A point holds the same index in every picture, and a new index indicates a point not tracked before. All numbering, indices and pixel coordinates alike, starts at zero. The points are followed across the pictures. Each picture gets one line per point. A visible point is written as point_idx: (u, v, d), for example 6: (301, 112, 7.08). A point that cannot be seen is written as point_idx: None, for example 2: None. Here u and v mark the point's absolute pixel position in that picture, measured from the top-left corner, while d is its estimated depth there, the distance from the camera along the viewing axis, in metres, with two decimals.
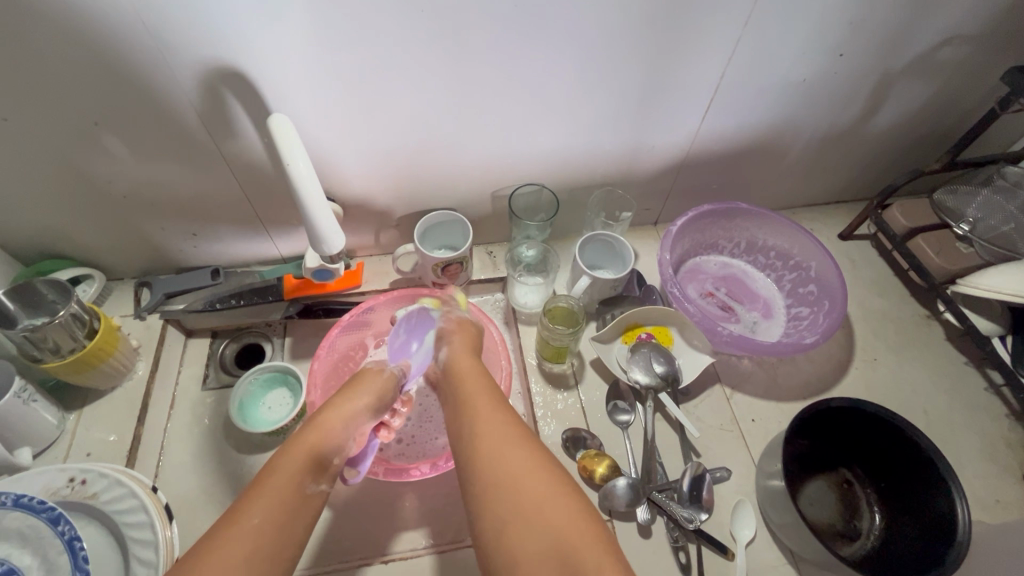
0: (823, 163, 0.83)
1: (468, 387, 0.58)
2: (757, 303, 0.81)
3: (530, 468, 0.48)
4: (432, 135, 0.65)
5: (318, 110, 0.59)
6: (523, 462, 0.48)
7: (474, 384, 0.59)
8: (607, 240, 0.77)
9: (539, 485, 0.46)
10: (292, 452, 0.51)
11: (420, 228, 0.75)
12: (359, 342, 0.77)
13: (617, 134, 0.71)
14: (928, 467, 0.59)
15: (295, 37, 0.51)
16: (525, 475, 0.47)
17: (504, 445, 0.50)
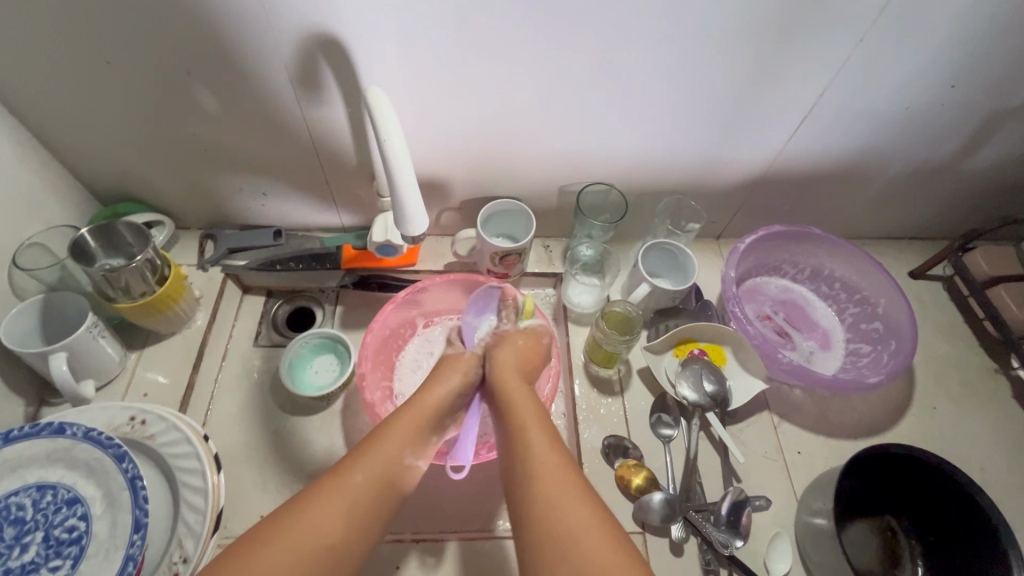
0: (912, 196, 0.78)
1: (519, 406, 0.56)
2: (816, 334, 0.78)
3: (582, 514, 0.45)
4: (508, 124, 0.64)
5: (401, 88, 0.58)
6: (577, 503, 0.46)
7: (523, 406, 0.57)
8: (670, 249, 0.74)
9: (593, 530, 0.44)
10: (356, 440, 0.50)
11: (484, 213, 0.74)
12: (407, 319, 0.77)
13: (699, 143, 0.68)
14: (988, 531, 0.55)
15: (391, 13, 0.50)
16: (581, 516, 0.45)
17: (558, 483, 0.48)
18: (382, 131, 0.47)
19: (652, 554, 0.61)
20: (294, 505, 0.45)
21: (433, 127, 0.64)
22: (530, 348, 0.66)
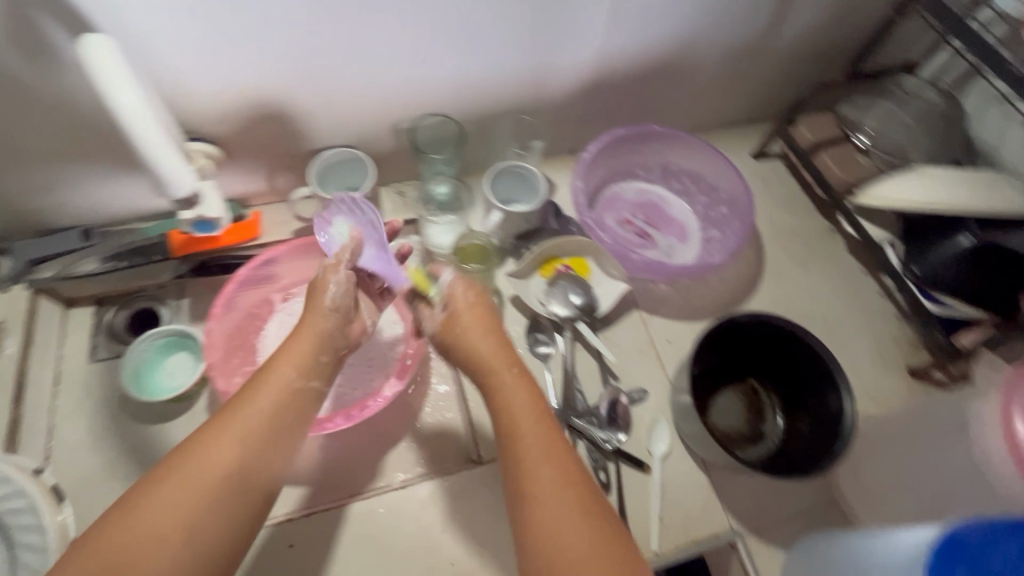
0: (737, 79, 0.81)
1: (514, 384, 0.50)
2: (673, 229, 0.81)
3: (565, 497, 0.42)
4: (305, 61, 0.59)
5: (164, 33, 0.52)
6: (546, 506, 0.41)
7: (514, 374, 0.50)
8: (520, 172, 0.73)
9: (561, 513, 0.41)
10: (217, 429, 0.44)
11: (314, 167, 0.68)
12: (264, 298, 0.72)
13: (518, 54, 0.66)
14: (822, 370, 0.61)
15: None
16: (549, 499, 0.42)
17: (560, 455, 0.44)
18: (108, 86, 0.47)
19: None
20: (120, 520, 0.39)
21: (221, 76, 0.57)
22: (479, 294, 0.58)
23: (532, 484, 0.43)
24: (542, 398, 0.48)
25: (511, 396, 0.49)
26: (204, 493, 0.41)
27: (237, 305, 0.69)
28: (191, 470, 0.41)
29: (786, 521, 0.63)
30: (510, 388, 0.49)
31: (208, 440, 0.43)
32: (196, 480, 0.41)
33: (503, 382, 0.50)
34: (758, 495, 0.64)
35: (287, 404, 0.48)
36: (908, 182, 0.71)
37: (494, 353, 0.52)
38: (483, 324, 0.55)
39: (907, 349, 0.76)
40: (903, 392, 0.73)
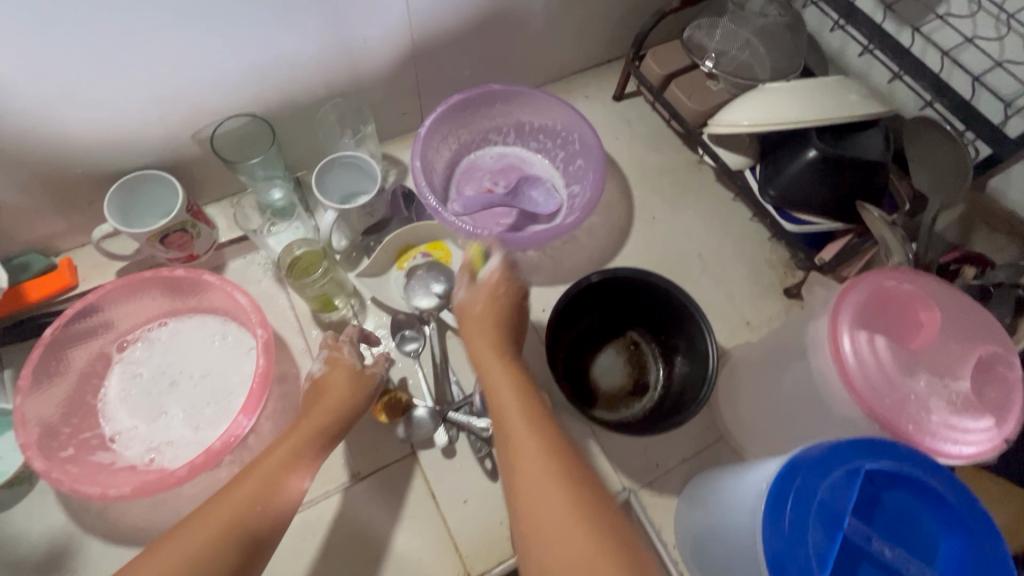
0: (575, 20, 0.76)
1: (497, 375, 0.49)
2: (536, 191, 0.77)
3: (539, 471, 0.40)
4: (47, 84, 0.50)
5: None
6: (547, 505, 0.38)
7: (489, 361, 0.50)
8: (353, 161, 0.66)
9: (542, 492, 0.39)
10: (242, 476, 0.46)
11: (109, 199, 0.60)
12: (96, 354, 0.64)
13: (311, 35, 0.58)
14: (685, 315, 0.60)
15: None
16: (529, 478, 0.40)
17: (521, 442, 0.43)
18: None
19: (428, 467, 0.61)
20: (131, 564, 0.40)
21: None
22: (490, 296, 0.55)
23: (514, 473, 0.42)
24: (508, 387, 0.47)
25: (491, 384, 0.48)
26: (196, 548, 0.40)
27: (61, 370, 0.61)
28: (188, 530, 0.41)
29: (677, 467, 0.63)
30: (492, 373, 0.49)
31: (214, 501, 0.44)
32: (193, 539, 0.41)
33: (488, 366, 0.50)
34: (648, 447, 0.64)
35: (285, 459, 0.49)
36: (752, 102, 0.68)
37: (488, 338, 0.52)
38: (483, 311, 0.54)
39: (781, 269, 0.77)
40: (780, 313, 0.74)
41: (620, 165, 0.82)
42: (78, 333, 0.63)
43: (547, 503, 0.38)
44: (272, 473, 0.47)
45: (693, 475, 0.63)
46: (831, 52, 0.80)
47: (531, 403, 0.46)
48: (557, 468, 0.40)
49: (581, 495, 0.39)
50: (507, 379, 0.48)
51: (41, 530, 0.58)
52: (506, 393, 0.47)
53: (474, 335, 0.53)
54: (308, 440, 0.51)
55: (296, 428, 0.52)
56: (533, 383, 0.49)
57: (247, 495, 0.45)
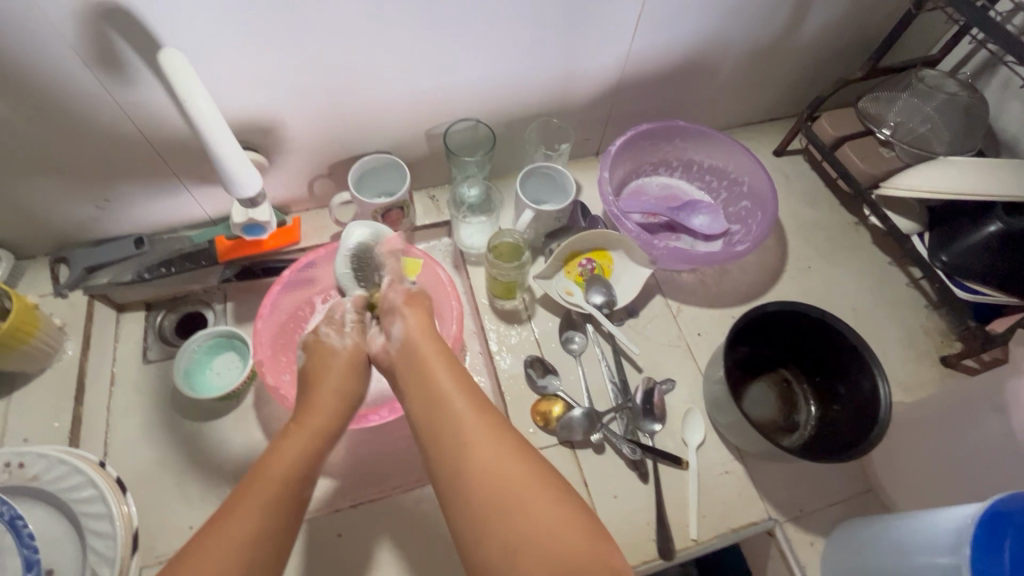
0: (759, 75, 0.82)
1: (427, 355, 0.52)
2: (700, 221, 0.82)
3: (517, 477, 0.43)
4: (347, 70, 0.61)
5: (222, 51, 0.54)
6: (527, 495, 0.42)
7: (434, 363, 0.51)
8: (550, 173, 0.75)
9: (520, 501, 0.42)
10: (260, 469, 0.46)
11: (354, 172, 0.71)
12: (304, 300, 0.74)
13: (546, 60, 0.68)
14: (854, 357, 0.62)
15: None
16: (497, 475, 0.43)
17: (475, 438, 0.45)
18: (180, 92, 0.43)
19: (581, 457, 0.65)
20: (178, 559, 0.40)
21: (267, 86, 0.60)
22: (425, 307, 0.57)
23: (476, 473, 0.43)
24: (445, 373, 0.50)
25: (436, 390, 0.49)
26: (256, 528, 0.42)
27: (280, 308, 0.70)
28: (249, 501, 0.43)
29: (824, 509, 0.64)
30: (437, 382, 0.50)
31: (253, 481, 0.44)
32: (247, 523, 0.42)
33: (431, 373, 0.50)
34: (795, 483, 0.65)
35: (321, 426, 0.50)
36: (930, 171, 0.72)
37: (433, 349, 0.52)
38: (421, 318, 0.55)
39: (936, 336, 0.77)
40: (935, 379, 0.73)
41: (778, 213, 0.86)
42: (297, 279, 0.72)
43: (530, 505, 0.41)
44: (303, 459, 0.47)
45: (841, 520, 0.63)
46: (1007, 136, 0.81)
47: (485, 418, 0.47)
48: (528, 470, 0.44)
49: (559, 499, 0.42)
50: (457, 391, 0.49)
51: (241, 443, 0.67)
52: (439, 373, 0.50)
53: (424, 346, 0.53)
54: (327, 414, 0.51)
55: (317, 402, 0.51)
56: (479, 390, 0.50)
57: (289, 469, 0.46)
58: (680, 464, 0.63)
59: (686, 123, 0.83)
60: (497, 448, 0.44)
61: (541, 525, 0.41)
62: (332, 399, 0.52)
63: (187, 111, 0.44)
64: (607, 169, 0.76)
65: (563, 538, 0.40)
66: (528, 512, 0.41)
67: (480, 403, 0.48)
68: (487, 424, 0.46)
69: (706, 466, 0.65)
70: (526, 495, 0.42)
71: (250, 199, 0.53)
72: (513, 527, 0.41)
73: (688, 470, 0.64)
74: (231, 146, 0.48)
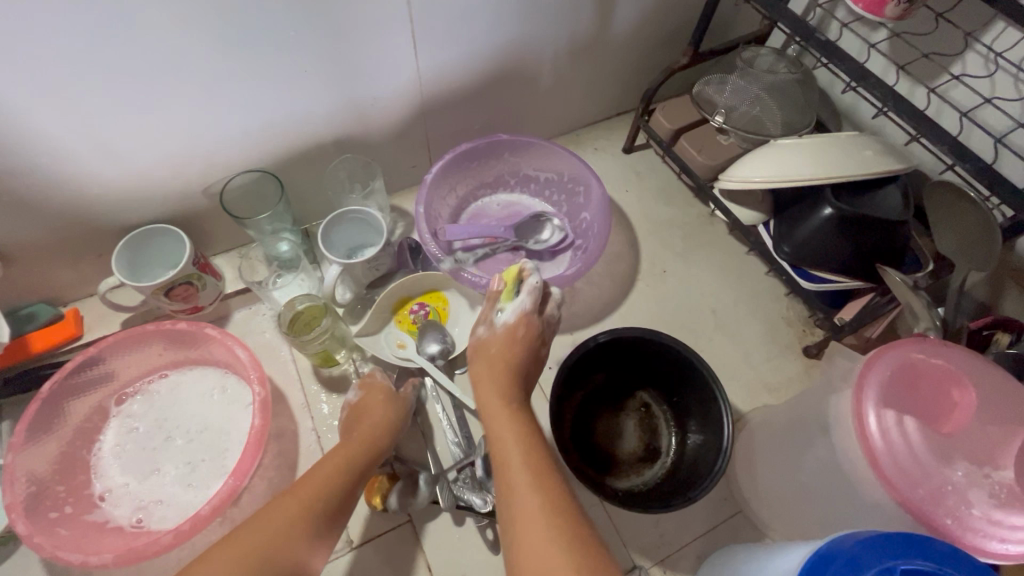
0: (584, 75, 0.76)
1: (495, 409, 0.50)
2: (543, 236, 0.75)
3: (529, 525, 0.40)
4: (57, 135, 0.51)
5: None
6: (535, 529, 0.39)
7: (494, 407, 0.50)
8: (358, 217, 0.67)
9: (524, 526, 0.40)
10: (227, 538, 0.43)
11: (118, 253, 0.60)
12: (93, 408, 0.64)
13: (322, 93, 0.60)
14: (696, 377, 0.57)
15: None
16: (524, 527, 0.40)
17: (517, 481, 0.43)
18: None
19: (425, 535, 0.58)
20: None
21: None
22: (511, 332, 0.56)
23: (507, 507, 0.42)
24: (506, 413, 0.50)
25: (493, 432, 0.48)
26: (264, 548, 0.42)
27: (49, 428, 0.60)
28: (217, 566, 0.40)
29: (692, 543, 0.59)
30: (497, 427, 0.49)
31: (283, 498, 0.47)
32: (277, 524, 0.44)
33: (495, 425, 0.49)
34: (660, 519, 0.60)
35: (313, 488, 0.48)
36: (759, 159, 0.68)
37: (500, 399, 0.51)
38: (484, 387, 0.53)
39: (799, 325, 0.74)
40: (799, 372, 0.70)
41: (632, 216, 0.80)
42: (71, 388, 0.62)
43: (547, 557, 0.37)
44: (322, 495, 0.48)
45: (709, 552, 0.58)
46: (844, 107, 0.79)
47: (530, 440, 0.47)
48: (547, 497, 0.41)
49: (578, 540, 0.38)
50: (514, 433, 0.47)
51: None
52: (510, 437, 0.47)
53: (490, 397, 0.51)
54: (349, 462, 0.52)
55: (343, 448, 0.53)
56: (540, 433, 0.48)
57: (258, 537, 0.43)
58: None
59: (511, 134, 0.76)
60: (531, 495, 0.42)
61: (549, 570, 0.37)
62: (355, 453, 0.53)
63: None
64: (423, 204, 0.68)
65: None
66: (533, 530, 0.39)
67: (531, 449, 0.46)
68: (534, 466, 0.44)
69: None
70: (548, 541, 0.38)
71: None
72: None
73: None
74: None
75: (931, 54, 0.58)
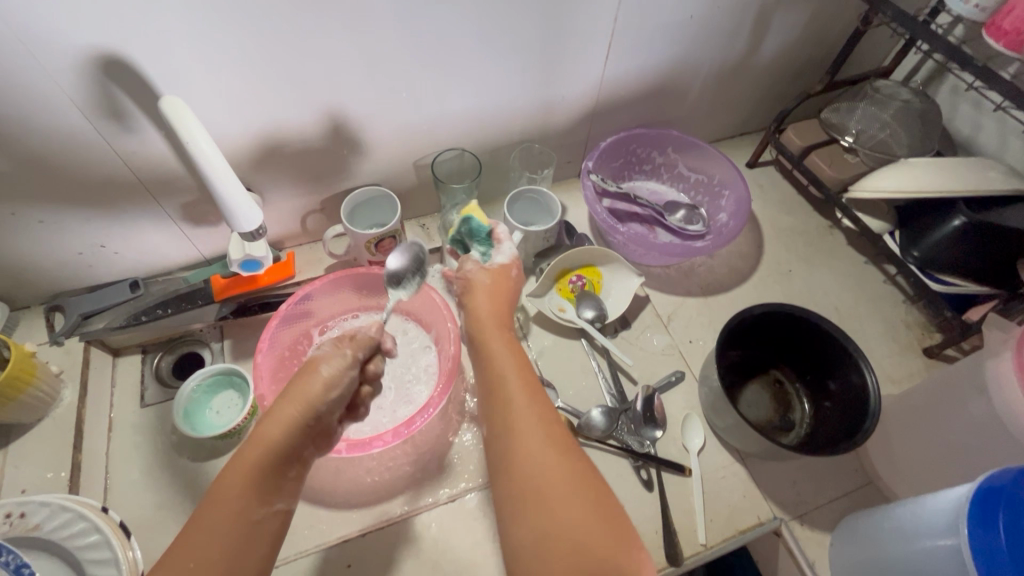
0: (726, 94, 0.87)
1: (497, 356, 0.52)
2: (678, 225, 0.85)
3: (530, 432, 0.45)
4: (333, 100, 0.63)
5: (213, 84, 0.56)
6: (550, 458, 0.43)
7: (494, 344, 0.53)
8: (533, 196, 0.79)
9: (534, 461, 0.43)
10: (212, 498, 0.44)
11: (346, 206, 0.73)
12: (302, 333, 0.75)
13: (526, 89, 0.72)
14: (842, 353, 0.64)
15: (180, 10, 0.48)
16: (522, 434, 0.45)
17: (518, 422, 0.46)
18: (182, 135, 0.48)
19: None
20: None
21: (256, 121, 0.62)
22: (501, 273, 0.59)
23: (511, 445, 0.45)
24: (505, 354, 0.52)
25: (487, 351, 0.52)
26: (216, 547, 0.42)
27: (278, 343, 0.71)
28: (205, 530, 0.43)
29: (828, 504, 0.65)
30: (490, 349, 0.53)
31: (238, 459, 0.47)
32: (234, 495, 0.45)
33: (487, 346, 0.53)
34: (797, 480, 0.66)
35: (269, 444, 0.48)
36: (894, 171, 0.76)
37: (491, 322, 0.55)
38: (489, 298, 0.57)
39: (917, 329, 0.80)
40: (919, 369, 0.76)
41: (757, 221, 0.89)
42: (294, 313, 0.73)
43: (544, 467, 0.43)
44: (240, 512, 0.44)
45: (844, 514, 0.64)
46: (961, 137, 0.86)
47: (525, 386, 0.49)
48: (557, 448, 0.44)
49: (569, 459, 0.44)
50: (507, 356, 0.51)
51: None
52: (511, 374, 0.49)
53: (482, 317, 0.55)
54: (269, 451, 0.47)
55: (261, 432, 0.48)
56: (527, 358, 0.52)
57: (246, 489, 0.45)
58: (685, 472, 0.64)
59: (679, 133, 0.88)
60: (544, 445, 0.44)
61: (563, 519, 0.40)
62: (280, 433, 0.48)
63: (192, 150, 0.49)
64: (591, 176, 0.81)
65: (574, 506, 0.41)
66: (547, 467, 0.43)
67: (539, 399, 0.48)
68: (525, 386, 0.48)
69: (709, 470, 0.66)
70: (547, 452, 0.44)
71: (253, 233, 0.58)
72: (528, 488, 0.42)
73: (691, 476, 0.65)
74: (232, 183, 0.53)
75: None
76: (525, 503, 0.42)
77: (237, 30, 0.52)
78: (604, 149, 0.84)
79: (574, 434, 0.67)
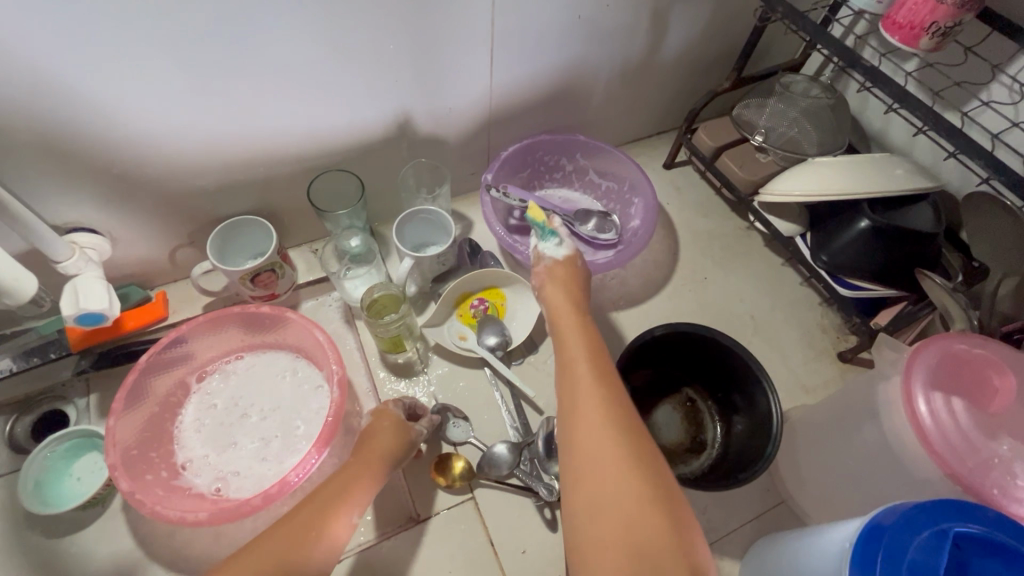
0: (633, 95, 0.83)
1: (570, 341, 0.51)
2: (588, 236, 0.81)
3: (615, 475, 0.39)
4: (168, 125, 0.56)
5: (11, 111, 0.48)
6: (589, 432, 0.42)
7: (567, 328, 0.53)
8: (428, 216, 0.72)
9: (588, 438, 0.41)
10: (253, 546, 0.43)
11: (213, 239, 0.66)
12: (175, 382, 0.68)
13: (408, 101, 0.66)
14: (746, 372, 0.61)
15: None
16: (582, 423, 0.43)
17: (582, 403, 0.44)
18: None
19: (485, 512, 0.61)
20: None
21: (82, 154, 0.55)
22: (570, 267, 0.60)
23: (568, 431, 0.43)
24: (578, 339, 0.51)
25: (563, 347, 0.51)
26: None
27: (141, 397, 0.64)
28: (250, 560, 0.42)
29: (738, 529, 0.62)
30: (566, 339, 0.52)
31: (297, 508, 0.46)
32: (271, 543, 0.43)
33: (565, 334, 0.53)
34: (707, 506, 0.63)
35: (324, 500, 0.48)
36: (802, 173, 0.72)
37: (568, 312, 0.55)
38: (558, 294, 0.57)
39: (833, 333, 0.78)
40: (834, 376, 0.74)
41: (672, 227, 0.86)
42: (161, 362, 0.66)
43: (602, 449, 0.40)
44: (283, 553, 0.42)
45: (754, 539, 0.62)
46: (873, 131, 0.84)
47: (597, 362, 0.48)
48: (609, 419, 0.42)
49: (629, 432, 0.42)
50: (581, 341, 0.51)
51: (108, 554, 0.59)
52: (581, 360, 0.48)
53: (559, 310, 0.55)
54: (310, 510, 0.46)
55: (315, 497, 0.48)
56: (604, 351, 0.50)
57: (290, 538, 0.44)
58: None
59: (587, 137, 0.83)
60: (606, 422, 0.42)
61: (618, 500, 0.38)
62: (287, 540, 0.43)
63: None
64: (491, 190, 0.76)
65: (622, 477, 0.39)
66: (597, 447, 0.41)
67: (597, 378, 0.46)
68: (600, 369, 0.47)
69: None
70: (598, 437, 0.41)
71: None
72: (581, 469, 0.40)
73: None
74: None
75: (962, 82, 0.65)
76: (582, 489, 0.39)
77: (21, 51, 0.44)
78: (504, 157, 0.78)
79: (474, 476, 0.63)
